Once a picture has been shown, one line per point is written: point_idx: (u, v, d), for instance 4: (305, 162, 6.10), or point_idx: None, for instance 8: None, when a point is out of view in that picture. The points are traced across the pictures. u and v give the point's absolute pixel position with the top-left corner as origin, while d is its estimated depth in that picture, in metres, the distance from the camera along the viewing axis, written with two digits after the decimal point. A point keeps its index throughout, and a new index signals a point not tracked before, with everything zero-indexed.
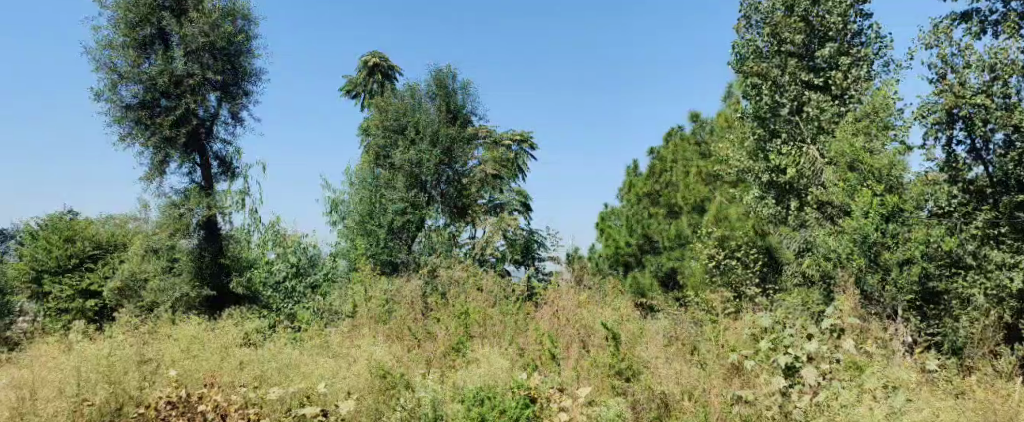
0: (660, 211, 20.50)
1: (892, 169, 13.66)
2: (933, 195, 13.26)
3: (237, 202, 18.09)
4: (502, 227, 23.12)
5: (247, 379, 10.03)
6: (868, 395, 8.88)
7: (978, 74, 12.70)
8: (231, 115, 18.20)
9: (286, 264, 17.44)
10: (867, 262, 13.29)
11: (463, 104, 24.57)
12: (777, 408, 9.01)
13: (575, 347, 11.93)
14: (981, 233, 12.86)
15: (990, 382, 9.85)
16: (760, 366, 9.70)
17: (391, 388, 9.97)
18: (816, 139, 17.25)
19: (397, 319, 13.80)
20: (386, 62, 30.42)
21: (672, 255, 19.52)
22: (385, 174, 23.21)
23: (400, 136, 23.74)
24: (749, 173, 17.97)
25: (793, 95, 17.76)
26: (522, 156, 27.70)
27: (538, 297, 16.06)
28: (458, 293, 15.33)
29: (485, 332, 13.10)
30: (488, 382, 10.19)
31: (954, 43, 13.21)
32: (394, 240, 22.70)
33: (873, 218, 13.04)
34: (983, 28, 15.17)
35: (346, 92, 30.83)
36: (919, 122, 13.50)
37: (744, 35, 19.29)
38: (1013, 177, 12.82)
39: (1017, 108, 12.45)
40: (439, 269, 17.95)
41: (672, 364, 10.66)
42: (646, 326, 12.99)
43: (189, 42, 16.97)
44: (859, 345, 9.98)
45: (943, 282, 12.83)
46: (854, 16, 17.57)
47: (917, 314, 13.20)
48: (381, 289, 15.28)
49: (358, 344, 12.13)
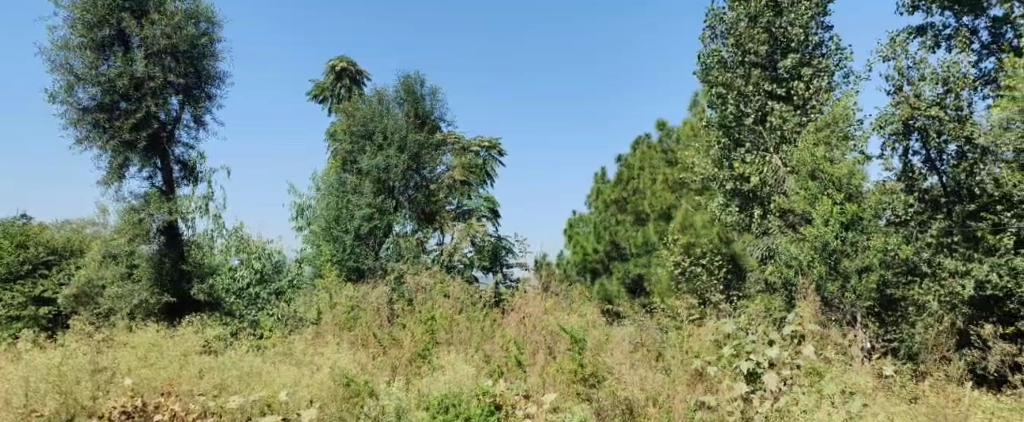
0: (627, 218, 20.82)
1: (852, 178, 13.82)
2: (890, 205, 13.48)
3: (199, 207, 17.84)
4: (470, 233, 23.16)
5: (207, 387, 9.88)
6: (826, 401, 8.99)
7: (933, 87, 13.05)
8: (193, 118, 17.98)
9: (250, 270, 17.64)
10: (826, 269, 13.48)
11: (431, 109, 24.55)
12: (739, 413, 9.17)
13: (541, 353, 11.96)
14: (935, 242, 13.21)
15: (942, 387, 10.12)
16: (722, 372, 9.81)
17: (355, 396, 10.05)
18: (779, 149, 17.63)
19: (362, 326, 13.73)
20: (354, 67, 30.29)
21: (639, 261, 19.77)
22: (352, 179, 23.21)
23: (367, 141, 23.57)
24: (714, 181, 18.15)
25: (757, 106, 18.09)
26: (491, 163, 27.72)
27: (505, 303, 16.09)
28: (425, 299, 15.28)
29: (451, 338, 13.09)
30: (453, 389, 10.18)
31: (910, 56, 13.55)
32: (361, 246, 22.63)
33: (833, 226, 13.22)
34: (937, 42, 15.67)
35: (313, 96, 30.60)
36: (877, 132, 13.75)
37: (709, 45, 19.50)
38: (965, 187, 13.17)
39: (968, 120, 12.86)
40: (406, 275, 17.89)
41: (637, 370, 10.73)
42: (612, 332, 13.11)
43: (151, 45, 16.74)
44: (819, 351, 10.07)
45: (900, 290, 13.18)
46: (815, 28, 17.93)
47: (876, 320, 13.47)
48: (346, 296, 15.18)
49: (323, 351, 12.06)
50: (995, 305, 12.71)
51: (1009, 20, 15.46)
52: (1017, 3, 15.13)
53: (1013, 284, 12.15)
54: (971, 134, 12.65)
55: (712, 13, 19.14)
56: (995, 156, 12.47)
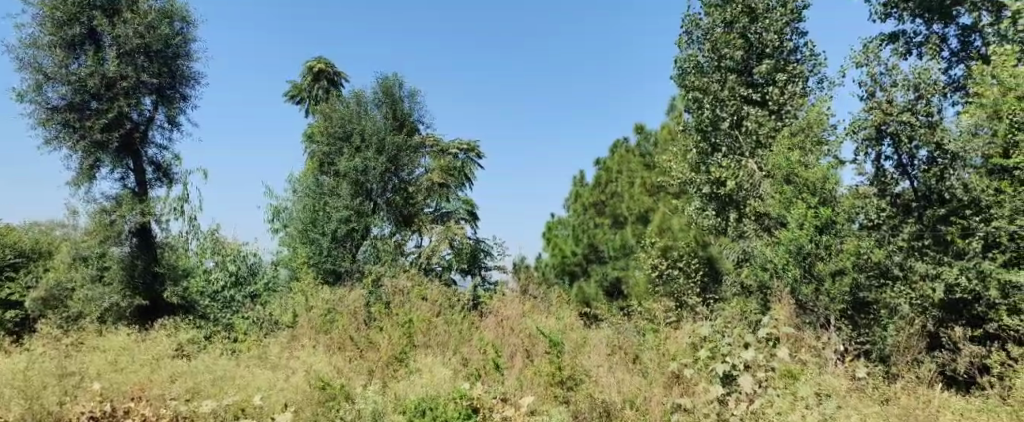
0: (606, 221, 21.05)
1: (826, 182, 13.97)
2: (863, 210, 13.60)
3: (174, 208, 17.63)
4: (449, 236, 23.13)
5: (179, 392, 9.76)
6: (800, 402, 9.05)
7: (904, 93, 13.26)
8: (167, 118, 17.76)
9: (224, 273, 17.45)
10: (801, 272, 13.76)
11: (410, 112, 24.57)
12: (715, 415, 9.22)
13: (518, 356, 11.95)
14: (906, 246, 13.26)
15: (914, 389, 10.24)
16: (699, 374, 9.86)
17: (331, 400, 9.90)
18: (754, 153, 17.80)
19: (338, 329, 13.63)
20: (333, 68, 30.13)
21: (618, 264, 19.83)
22: (330, 182, 23.10)
23: (345, 143, 23.47)
24: (691, 185, 18.42)
25: (733, 110, 18.31)
26: (470, 165, 27.65)
27: (483, 306, 16.06)
28: (402, 302, 15.22)
29: (429, 341, 13.05)
30: (430, 393, 10.16)
31: (882, 62, 13.75)
32: (337, 249, 22.42)
33: (807, 230, 13.49)
34: (908, 49, 15.96)
35: (290, 97, 30.38)
36: (850, 138, 13.93)
37: (686, 50, 19.67)
38: (936, 192, 13.28)
39: (938, 126, 13.09)
40: (384, 278, 17.76)
41: (614, 373, 10.86)
42: (590, 335, 13.13)
43: (123, 44, 16.49)
44: (794, 353, 10.15)
45: (873, 293, 13.21)
46: (790, 34, 18.23)
47: (849, 323, 13.47)
48: (323, 298, 15.03)
49: (298, 354, 11.97)
50: (964, 308, 12.78)
51: (977, 28, 15.80)
52: (986, 12, 15.47)
53: (981, 287, 12.30)
54: (941, 140, 12.96)
55: (689, 18, 19.30)
56: (964, 162, 12.84)
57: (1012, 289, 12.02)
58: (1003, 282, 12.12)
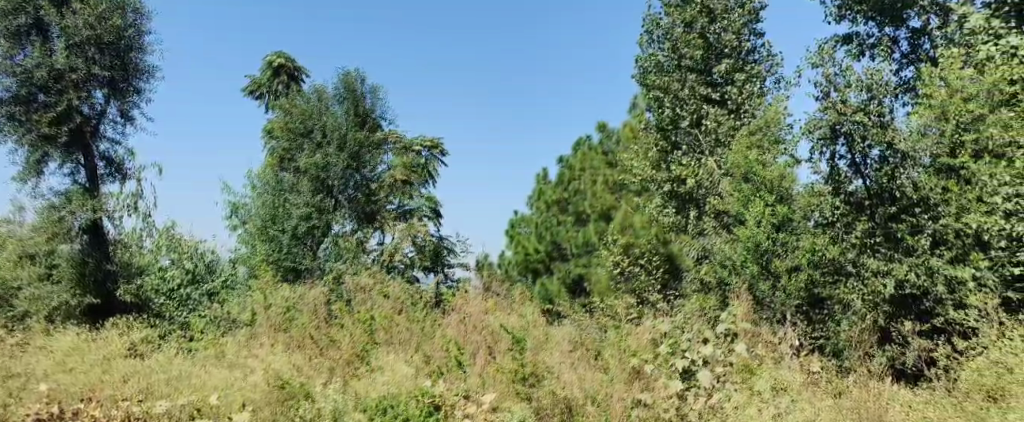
0: (569, 219, 20.94)
1: (782, 181, 14.49)
2: (818, 208, 13.96)
3: (128, 205, 17.27)
4: (412, 233, 22.89)
5: (131, 392, 9.55)
6: (757, 396, 9.48)
7: (858, 93, 13.57)
8: (119, 112, 17.35)
9: (179, 271, 16.56)
10: (759, 268, 14.21)
11: (372, 108, 24.32)
12: (674, 410, 9.25)
13: (481, 354, 11.93)
14: (859, 243, 13.42)
15: (866, 382, 10.50)
16: (660, 370, 9.99)
17: (290, 399, 9.85)
18: (713, 151, 18.06)
19: (298, 327, 13.49)
20: (293, 63, 29.73)
21: (580, 261, 19.98)
22: (290, 178, 22.86)
23: (306, 140, 23.27)
24: (652, 182, 18.48)
25: (693, 109, 18.62)
26: (433, 163, 27.48)
27: (445, 304, 16.02)
28: (364, 300, 15.11)
29: (391, 339, 12.98)
30: (392, 391, 10.11)
31: (837, 63, 14.07)
32: (298, 247, 22.28)
33: (765, 227, 14.06)
34: (862, 50, 16.35)
35: (249, 92, 29.87)
36: (806, 137, 14.23)
37: (647, 49, 19.86)
38: (888, 191, 13.32)
39: (889, 127, 13.38)
40: (345, 276, 17.56)
41: (577, 369, 10.97)
42: (552, 332, 13.19)
43: (71, 35, 16.06)
44: (751, 349, 10.32)
45: (827, 289, 13.62)
46: (748, 34, 18.71)
47: (804, 318, 13.90)
48: (282, 296, 14.81)
49: (257, 353, 11.82)
50: (913, 304, 12.97)
51: (926, 31, 16.26)
52: (935, 15, 15.95)
53: (929, 283, 12.50)
54: (892, 140, 13.20)
55: (650, 18, 19.50)
56: (913, 161, 13.06)
57: (958, 285, 12.28)
58: (950, 278, 12.35)
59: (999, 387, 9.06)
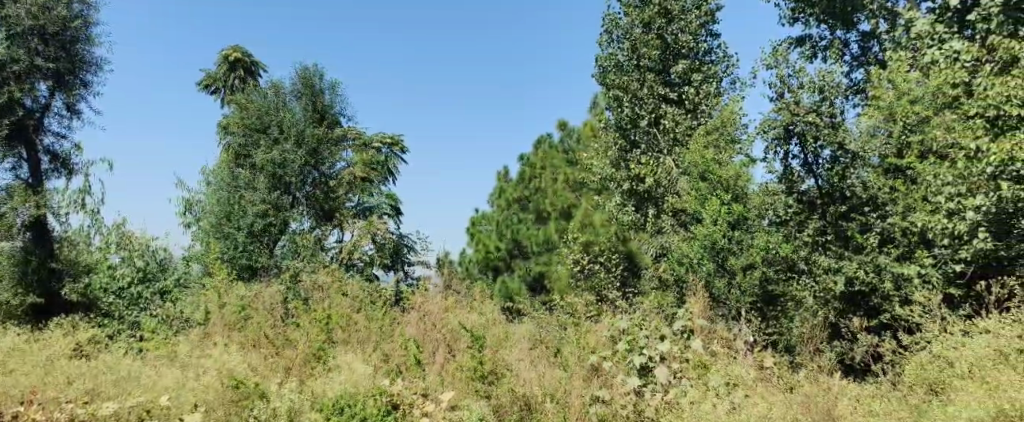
0: (530, 216, 21.04)
1: (738, 180, 14.64)
2: (773, 207, 14.16)
3: (75, 201, 16.79)
4: (371, 231, 22.56)
5: (75, 395, 9.28)
6: (711, 392, 9.32)
7: (811, 94, 13.86)
8: (65, 106, 16.89)
9: (130, 268, 16.09)
10: (715, 266, 14.35)
11: (331, 104, 24.06)
12: (631, 406, 9.39)
13: (440, 352, 11.88)
14: (811, 241, 13.74)
15: (817, 377, 10.72)
16: (617, 367, 10.08)
17: (244, 399, 9.71)
18: (671, 150, 18.37)
19: (253, 326, 13.28)
20: (249, 57, 29.26)
21: (541, 260, 20.05)
22: (245, 174, 22.44)
23: (263, 135, 22.88)
24: (612, 181, 18.68)
25: (651, 108, 18.80)
26: (393, 160, 27.26)
27: (405, 302, 15.95)
28: (321, 299, 14.95)
29: (349, 338, 12.88)
30: (349, 389, 10.00)
31: (790, 64, 14.35)
32: (254, 244, 22.09)
33: (720, 226, 14.18)
34: (814, 53, 16.73)
35: (204, 86, 29.26)
36: (761, 137, 14.46)
37: (606, 49, 19.95)
38: (840, 190, 13.72)
39: (840, 128, 13.69)
40: (302, 274, 17.32)
41: (536, 367, 10.99)
42: (512, 330, 13.20)
43: (13, 25, 15.54)
44: (707, 345, 10.45)
45: (780, 286, 13.80)
46: (705, 36, 19.15)
47: (758, 315, 13.96)
48: (237, 295, 14.61)
49: (210, 352, 11.61)
50: (862, 300, 13.31)
51: (875, 35, 16.71)
52: (884, 19, 16.29)
53: (877, 280, 12.83)
54: (843, 140, 13.49)
55: (609, 17, 19.63)
56: (862, 162, 13.43)
57: (904, 282, 12.65)
58: (896, 275, 12.72)
59: (942, 379, 9.18)
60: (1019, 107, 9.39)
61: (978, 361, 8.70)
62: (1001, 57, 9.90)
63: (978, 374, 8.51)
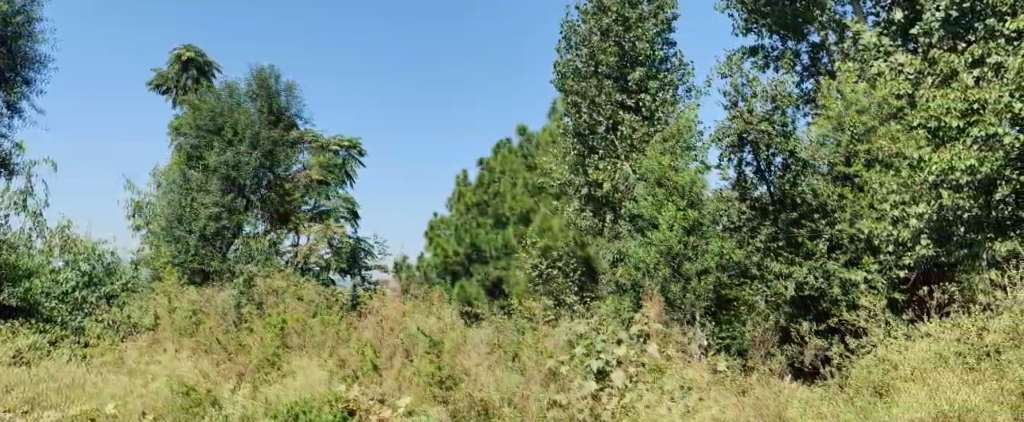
0: (488, 221, 21.04)
1: (693, 186, 14.89)
2: (726, 212, 14.54)
3: (15, 203, 16.22)
4: (328, 235, 22.30)
5: (15, 403, 8.99)
6: (667, 396, 9.44)
7: (763, 103, 14.19)
8: (5, 103, 16.35)
9: (76, 272, 15.43)
10: (671, 271, 14.67)
11: (287, 105, 23.76)
12: (588, 410, 9.47)
13: (397, 357, 11.79)
14: (763, 246, 13.90)
15: (767, 380, 10.95)
16: (574, 370, 10.14)
17: (196, 405, 9.56)
18: (628, 156, 18.57)
19: (204, 332, 13.05)
20: (202, 57, 28.69)
21: (499, 264, 20.05)
22: (197, 177, 21.98)
23: (215, 137, 22.42)
24: (569, 187, 18.86)
25: (609, 114, 19.02)
26: (351, 163, 26.99)
27: (362, 306, 15.84)
28: (276, 304, 14.77)
29: (304, 342, 12.71)
30: (304, 395, 9.85)
31: (744, 74, 14.64)
32: (204, 248, 21.65)
33: (676, 232, 14.46)
34: (766, 63, 17.15)
35: (154, 86, 28.56)
36: (716, 144, 14.74)
37: (564, 55, 20.09)
38: (790, 197, 14.04)
39: (791, 136, 14.02)
40: (256, 278, 17.03)
41: (493, 371, 10.96)
42: (470, 334, 13.18)
43: None
44: (662, 349, 10.58)
45: (734, 291, 13.97)
46: (661, 44, 19.54)
47: (713, 320, 14.35)
48: (189, 300, 14.44)
49: (160, 358, 11.33)
50: (811, 304, 13.47)
51: (824, 46, 17.21)
52: (831, 32, 16.85)
53: (826, 285, 13.00)
54: (794, 148, 13.82)
55: (568, 24, 19.83)
56: (812, 169, 13.85)
57: (851, 287, 12.86)
58: (844, 280, 12.90)
59: (885, 382, 9.39)
60: (958, 119, 9.74)
61: (920, 364, 8.94)
62: (941, 70, 10.31)
63: (918, 376, 8.76)
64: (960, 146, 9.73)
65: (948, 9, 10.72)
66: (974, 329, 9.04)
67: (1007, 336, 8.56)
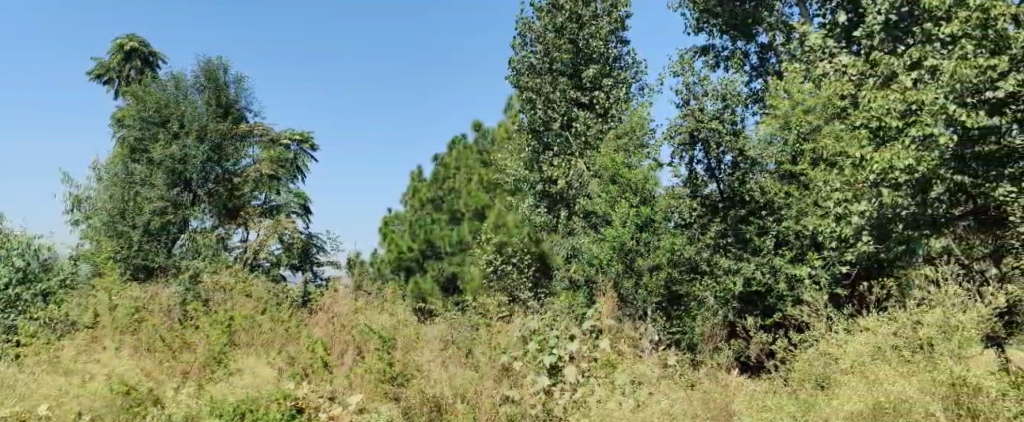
0: (443, 217, 20.07)
1: (646, 183, 14.87)
2: (677, 209, 14.59)
3: None
4: (279, 230, 21.72)
5: None
6: (618, 390, 9.47)
7: (714, 102, 14.38)
8: None
9: (9, 269, 14.79)
10: (623, 267, 14.36)
11: (236, 98, 23.47)
12: (540, 406, 9.49)
13: (349, 354, 11.65)
14: (713, 243, 14.25)
15: (715, 375, 11.10)
16: (527, 366, 10.15)
17: (137, 405, 9.32)
18: (582, 154, 18.94)
19: (147, 329, 12.68)
20: (147, 48, 27.95)
21: (454, 260, 18.95)
22: (141, 169, 21.39)
23: (161, 129, 21.95)
24: (525, 183, 19.18)
25: (564, 111, 19.45)
26: (302, 157, 26.46)
27: (313, 303, 15.62)
28: (222, 301, 14.48)
29: (252, 340, 12.45)
30: (250, 393, 9.63)
31: (695, 73, 14.84)
32: (150, 243, 21.08)
33: (629, 228, 14.23)
34: (717, 62, 17.43)
35: (95, 76, 27.69)
36: (668, 142, 14.84)
37: (519, 53, 20.34)
38: (739, 195, 14.55)
39: (740, 134, 14.41)
40: (203, 274, 16.62)
41: (446, 368, 10.90)
42: (423, 331, 13.10)
43: None
44: (613, 344, 10.66)
45: (685, 286, 14.08)
46: (615, 42, 19.88)
47: (663, 315, 14.26)
48: (130, 297, 14.00)
49: (98, 357, 10.95)
50: (758, 300, 13.94)
51: (772, 47, 17.63)
52: (779, 33, 17.18)
53: (772, 280, 13.36)
54: (743, 147, 14.21)
55: (523, 21, 20.03)
56: (760, 167, 14.25)
57: (797, 283, 13.18)
58: (790, 276, 13.21)
59: (827, 375, 9.72)
60: (898, 119, 10.02)
61: (859, 358, 9.15)
62: (881, 72, 10.63)
63: (858, 370, 8.97)
64: (899, 146, 9.99)
65: (887, 13, 11.00)
66: (909, 323, 9.16)
67: (939, 330, 8.70)
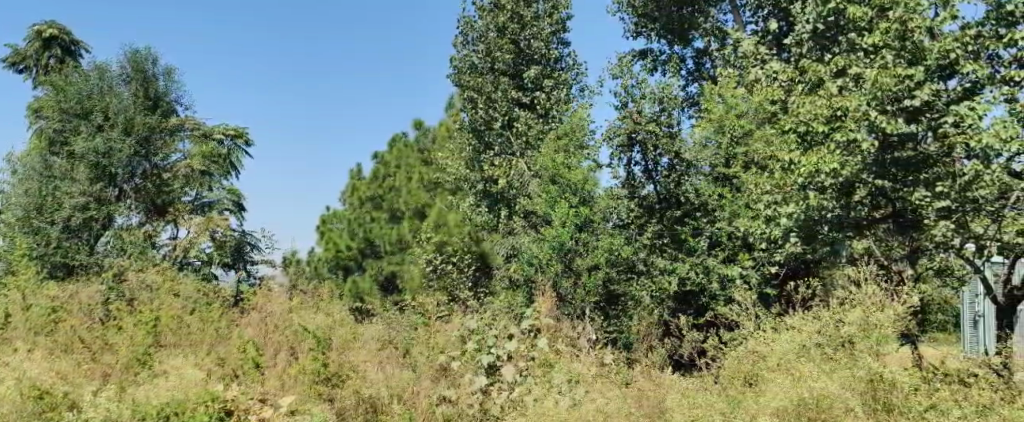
0: (382, 215, 19.24)
1: (585, 183, 14.99)
2: (615, 210, 14.54)
3: None
4: (210, 228, 21.01)
5: None
6: (554, 389, 9.42)
7: (652, 104, 14.43)
8: None
9: None
10: (562, 267, 14.65)
11: (165, 91, 22.61)
12: (477, 406, 9.39)
13: (281, 355, 11.35)
14: (649, 244, 14.16)
15: (651, 373, 11.24)
16: (464, 366, 10.07)
17: (50, 410, 8.89)
18: (523, 153, 19.05)
19: (64, 329, 12.11)
20: (68, 36, 26.79)
21: (393, 259, 18.42)
22: (62, 164, 20.83)
23: (83, 121, 21.40)
24: (465, 182, 19.08)
25: (504, 111, 19.71)
26: (235, 153, 25.63)
27: (244, 303, 15.20)
28: (147, 300, 13.98)
29: (178, 341, 12.01)
30: (176, 396, 9.21)
31: (632, 75, 15.06)
32: (70, 240, 20.28)
33: (567, 229, 14.41)
34: (655, 66, 17.68)
35: (10, 64, 26.37)
36: (606, 144, 14.82)
37: (461, 51, 20.56)
38: (675, 196, 14.44)
39: (676, 137, 14.44)
40: (126, 273, 15.99)
41: (383, 368, 10.78)
42: (360, 330, 12.95)
43: None
44: (551, 344, 10.65)
45: (622, 286, 14.32)
46: (556, 43, 20.32)
47: (601, 314, 14.55)
48: (46, 297, 13.40)
49: (8, 360, 10.39)
50: (692, 299, 14.25)
51: (707, 53, 18.11)
52: (715, 38, 17.59)
53: (706, 280, 13.53)
54: (679, 149, 14.29)
55: (465, 20, 20.21)
56: (695, 169, 14.38)
57: (729, 283, 13.42)
58: (722, 276, 13.41)
59: (755, 372, 9.92)
60: (823, 124, 10.29)
61: (785, 355, 9.29)
62: (809, 79, 10.95)
63: (784, 367, 9.12)
64: (825, 150, 10.27)
65: (816, 22, 11.35)
66: (833, 321, 9.41)
67: (859, 328, 8.98)
